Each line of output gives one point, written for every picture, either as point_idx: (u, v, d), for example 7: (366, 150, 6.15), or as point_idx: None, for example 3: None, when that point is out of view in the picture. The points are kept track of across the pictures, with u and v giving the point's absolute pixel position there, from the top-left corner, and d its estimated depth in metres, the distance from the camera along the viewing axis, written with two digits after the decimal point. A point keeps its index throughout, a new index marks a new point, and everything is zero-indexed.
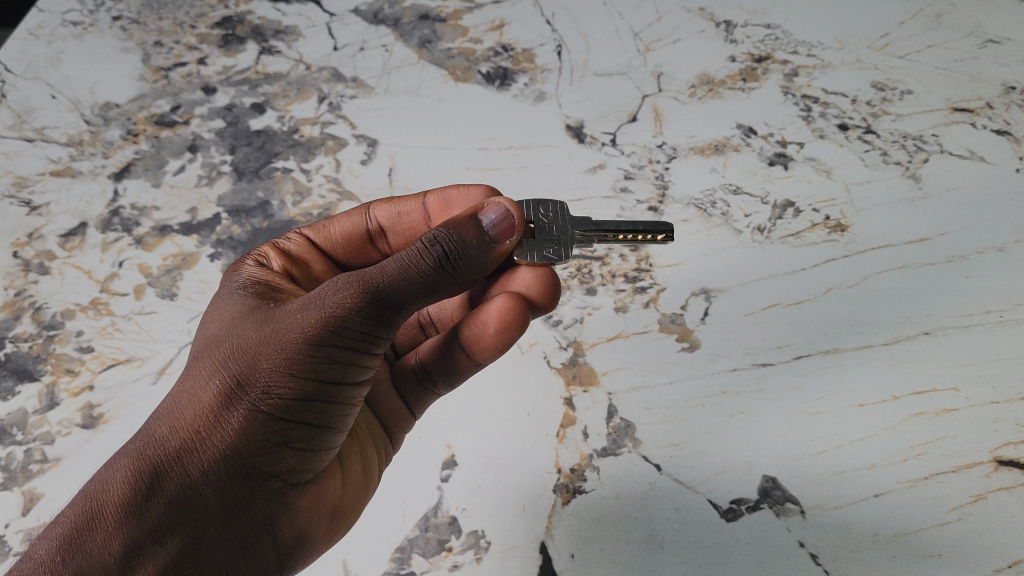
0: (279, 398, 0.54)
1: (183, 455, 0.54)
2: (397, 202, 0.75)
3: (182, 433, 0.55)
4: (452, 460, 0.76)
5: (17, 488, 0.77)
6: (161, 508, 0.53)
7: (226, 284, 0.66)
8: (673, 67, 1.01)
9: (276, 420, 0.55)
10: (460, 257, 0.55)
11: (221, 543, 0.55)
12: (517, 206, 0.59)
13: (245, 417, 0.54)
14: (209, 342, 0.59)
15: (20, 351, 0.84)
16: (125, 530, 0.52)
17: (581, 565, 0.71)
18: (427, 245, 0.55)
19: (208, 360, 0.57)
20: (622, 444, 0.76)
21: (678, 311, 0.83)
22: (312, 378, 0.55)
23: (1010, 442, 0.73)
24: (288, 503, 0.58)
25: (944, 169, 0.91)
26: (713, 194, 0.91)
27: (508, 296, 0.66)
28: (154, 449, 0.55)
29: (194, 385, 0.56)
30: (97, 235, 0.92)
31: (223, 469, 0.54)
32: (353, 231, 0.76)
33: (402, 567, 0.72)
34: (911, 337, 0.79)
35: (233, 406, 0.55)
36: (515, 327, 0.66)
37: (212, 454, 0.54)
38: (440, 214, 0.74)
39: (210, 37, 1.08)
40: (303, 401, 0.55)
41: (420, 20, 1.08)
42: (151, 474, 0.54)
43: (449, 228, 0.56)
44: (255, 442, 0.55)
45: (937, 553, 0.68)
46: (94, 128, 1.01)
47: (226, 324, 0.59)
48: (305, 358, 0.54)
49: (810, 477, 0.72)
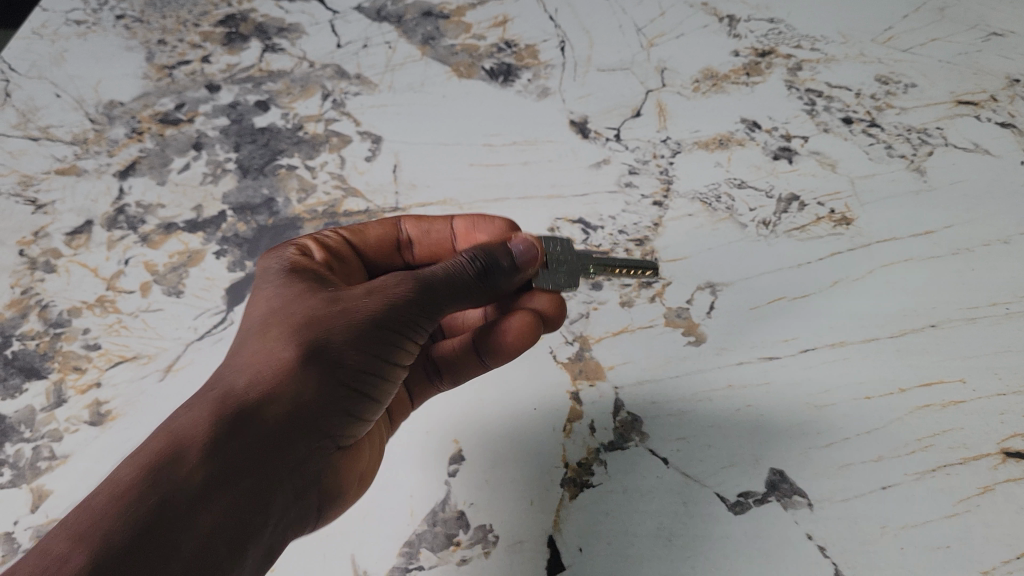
0: (347, 365, 0.59)
1: (263, 404, 0.56)
2: (428, 219, 0.79)
3: (265, 384, 0.56)
4: (460, 454, 0.76)
5: (25, 485, 0.76)
6: (238, 451, 0.54)
7: (274, 260, 0.68)
8: (676, 62, 1.02)
9: (348, 383, 0.59)
10: (498, 271, 0.64)
11: (284, 494, 0.57)
12: (538, 240, 0.68)
13: (324, 376, 0.58)
14: (271, 307, 0.61)
15: (27, 349, 0.84)
16: (207, 468, 0.52)
17: (590, 558, 0.70)
18: (469, 257, 0.64)
19: (274, 323, 0.60)
20: (629, 437, 0.76)
21: (683, 305, 0.83)
22: (383, 350, 0.61)
23: (1019, 434, 0.73)
24: (335, 461, 0.63)
25: (950, 161, 0.91)
26: (718, 188, 0.91)
27: (526, 313, 0.74)
28: (236, 397, 0.56)
29: (269, 343, 0.58)
30: (102, 233, 0.92)
31: (300, 422, 0.57)
32: (384, 237, 0.79)
33: (411, 562, 0.71)
34: (917, 329, 0.79)
35: (313, 365, 0.58)
36: (528, 338, 0.74)
37: (291, 407, 0.57)
38: (465, 238, 0.78)
39: (213, 36, 1.09)
40: (373, 370, 0.61)
41: (423, 17, 1.09)
42: (234, 418, 0.54)
43: (496, 248, 0.65)
44: (329, 400, 0.59)
45: (945, 545, 0.68)
46: (98, 126, 1.01)
47: (287, 296, 0.62)
48: (383, 332, 0.60)
49: (818, 470, 0.72)
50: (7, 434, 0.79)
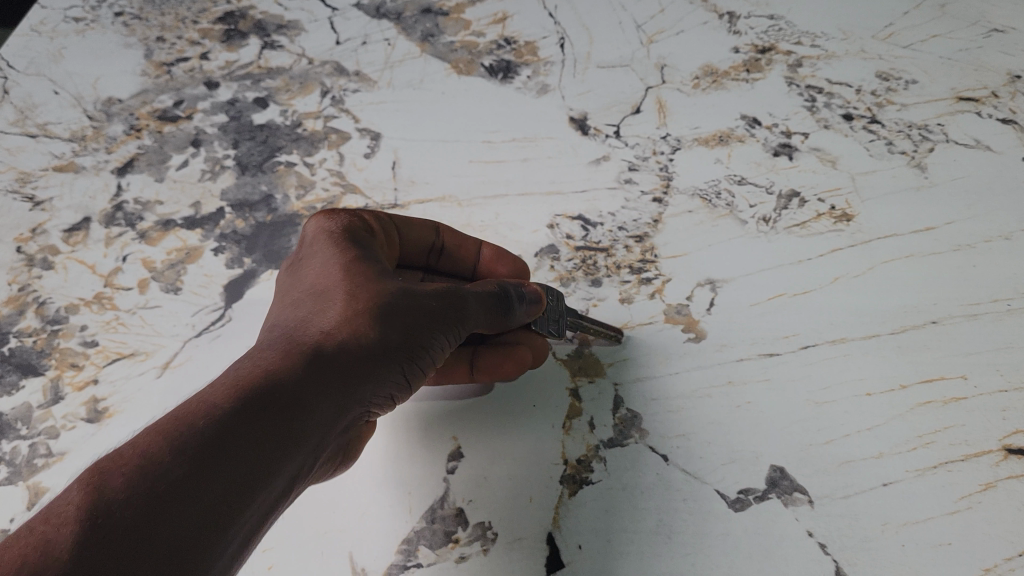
0: (411, 356, 0.64)
1: (341, 372, 0.59)
2: (464, 235, 0.82)
3: (344, 355, 0.60)
4: (459, 451, 0.76)
5: (22, 482, 0.75)
6: (318, 411, 0.57)
7: (338, 230, 0.70)
8: (676, 59, 1.01)
9: (407, 372, 0.64)
10: (519, 308, 0.71)
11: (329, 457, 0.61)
12: (544, 291, 0.75)
13: (393, 362, 0.62)
14: (355, 278, 0.64)
15: (24, 346, 0.84)
16: (294, 421, 0.55)
17: (589, 555, 0.69)
18: (504, 288, 0.71)
19: (359, 294, 0.63)
20: (629, 434, 0.75)
21: (683, 302, 0.83)
22: (436, 353, 0.66)
23: (1021, 430, 0.72)
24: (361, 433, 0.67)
25: (951, 157, 0.90)
26: (717, 184, 0.90)
27: (525, 348, 0.77)
28: (319, 360, 0.58)
29: (347, 317, 0.61)
30: (100, 230, 0.92)
31: (365, 397, 0.61)
32: (421, 236, 0.80)
33: (409, 559, 0.70)
34: (918, 326, 0.79)
35: (386, 349, 0.62)
36: (515, 370, 0.77)
37: (362, 380, 0.60)
38: (488, 264, 0.82)
39: (212, 33, 1.09)
40: (426, 365, 0.66)
41: (423, 14, 1.09)
42: (315, 379, 0.57)
43: (524, 294, 0.72)
44: (390, 383, 0.63)
45: (947, 542, 0.67)
46: (96, 123, 1.01)
47: (369, 271, 0.65)
48: (442, 336, 0.66)
49: (819, 468, 0.72)
50: (4, 431, 0.78)
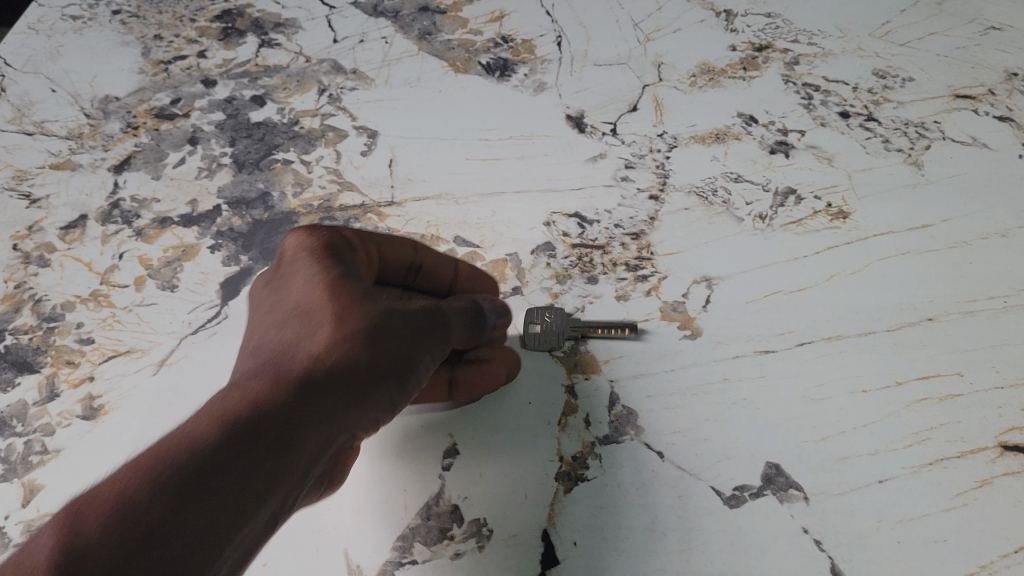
0: (398, 383, 0.64)
1: (329, 399, 0.60)
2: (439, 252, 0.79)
3: (332, 382, 0.60)
4: (454, 448, 0.76)
5: (17, 479, 0.75)
6: (304, 441, 0.58)
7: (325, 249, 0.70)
8: (673, 57, 1.01)
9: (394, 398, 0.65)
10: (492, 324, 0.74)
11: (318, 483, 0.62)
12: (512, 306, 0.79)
13: (381, 388, 0.63)
14: (342, 302, 0.64)
15: (20, 343, 0.84)
16: (281, 451, 0.56)
17: (584, 552, 0.69)
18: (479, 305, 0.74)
19: (347, 320, 0.63)
20: (624, 431, 0.75)
21: (679, 299, 0.83)
22: (421, 376, 0.67)
23: (1017, 427, 0.72)
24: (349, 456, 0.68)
25: (947, 154, 0.90)
26: (714, 182, 0.90)
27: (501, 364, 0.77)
28: (307, 387, 0.59)
29: (336, 343, 0.62)
30: (97, 227, 0.92)
31: (354, 424, 0.62)
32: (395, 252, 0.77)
33: (405, 556, 0.70)
34: (914, 323, 0.79)
35: (375, 375, 0.63)
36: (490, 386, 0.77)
37: (351, 408, 0.61)
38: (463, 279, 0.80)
39: (210, 31, 1.09)
40: (413, 388, 0.67)
41: (420, 12, 1.09)
42: (303, 407, 0.58)
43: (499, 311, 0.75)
44: (378, 409, 0.64)
45: (943, 539, 0.67)
46: (94, 120, 1.01)
47: (355, 294, 0.65)
48: (427, 359, 0.67)
49: (814, 464, 0.72)
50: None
